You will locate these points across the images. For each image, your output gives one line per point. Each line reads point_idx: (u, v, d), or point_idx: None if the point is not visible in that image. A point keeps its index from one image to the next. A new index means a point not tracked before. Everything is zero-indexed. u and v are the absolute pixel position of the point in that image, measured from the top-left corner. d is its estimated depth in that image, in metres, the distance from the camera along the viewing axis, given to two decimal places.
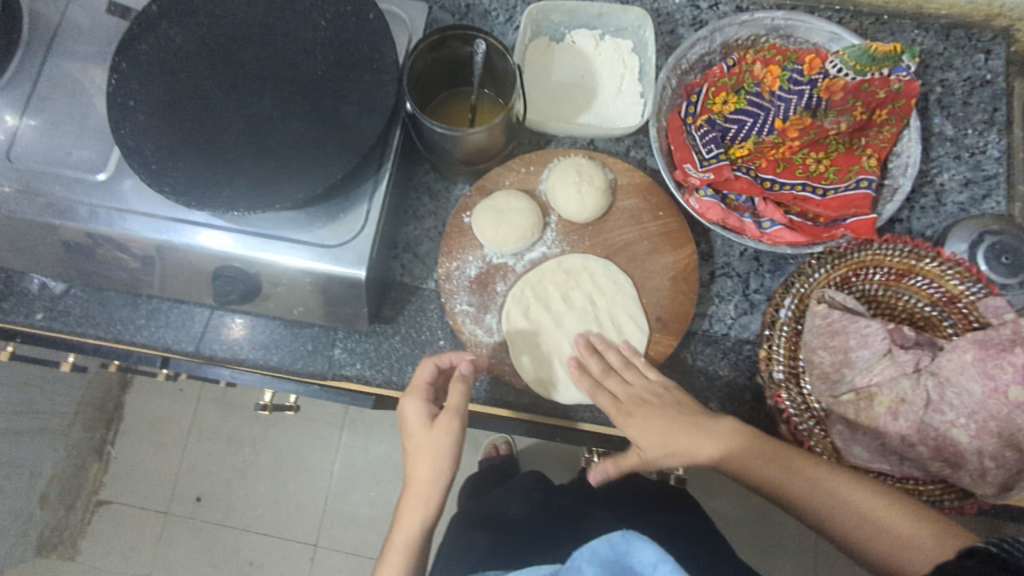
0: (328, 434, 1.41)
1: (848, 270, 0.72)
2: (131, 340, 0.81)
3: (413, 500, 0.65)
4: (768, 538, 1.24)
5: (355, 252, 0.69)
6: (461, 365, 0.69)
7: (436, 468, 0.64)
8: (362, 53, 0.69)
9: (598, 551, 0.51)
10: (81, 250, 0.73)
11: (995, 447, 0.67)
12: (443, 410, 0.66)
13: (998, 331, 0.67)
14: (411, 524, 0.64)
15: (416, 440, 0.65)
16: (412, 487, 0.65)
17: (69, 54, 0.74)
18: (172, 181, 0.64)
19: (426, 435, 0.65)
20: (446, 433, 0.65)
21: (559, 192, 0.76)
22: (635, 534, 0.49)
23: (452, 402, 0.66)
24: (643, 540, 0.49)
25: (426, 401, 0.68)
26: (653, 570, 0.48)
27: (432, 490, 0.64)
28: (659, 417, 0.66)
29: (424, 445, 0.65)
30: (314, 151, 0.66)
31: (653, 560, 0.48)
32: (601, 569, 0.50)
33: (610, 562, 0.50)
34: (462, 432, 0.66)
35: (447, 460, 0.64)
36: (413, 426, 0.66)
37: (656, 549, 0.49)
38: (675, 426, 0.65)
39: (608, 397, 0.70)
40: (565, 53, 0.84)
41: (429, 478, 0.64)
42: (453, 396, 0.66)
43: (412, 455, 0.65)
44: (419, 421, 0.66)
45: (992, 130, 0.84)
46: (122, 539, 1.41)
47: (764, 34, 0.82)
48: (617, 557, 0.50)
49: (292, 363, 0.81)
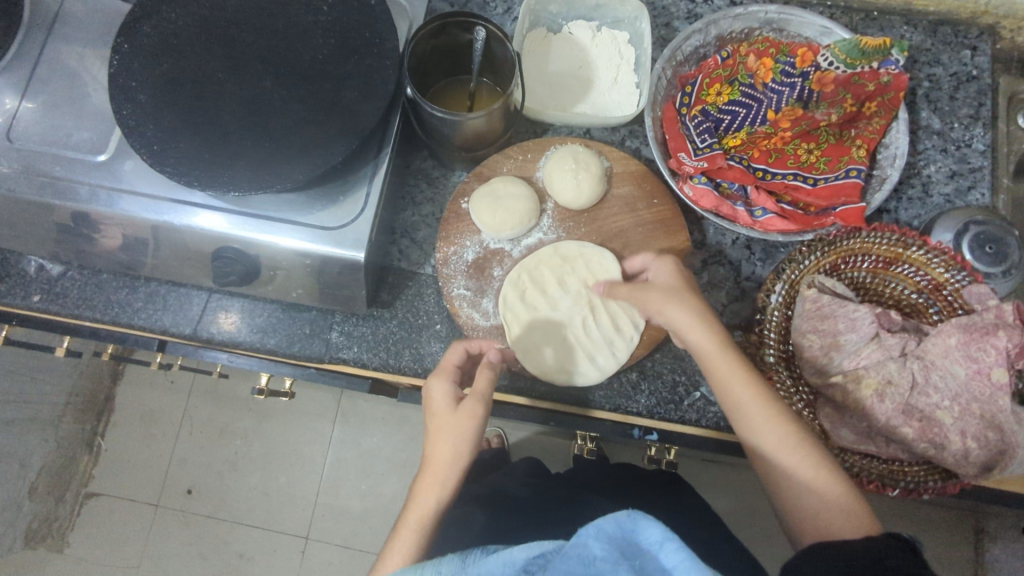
0: (320, 427, 1.41)
1: (837, 257, 0.74)
2: (128, 323, 0.82)
3: (430, 480, 0.64)
4: (754, 529, 1.25)
5: (355, 235, 0.70)
6: (490, 354, 0.70)
7: (456, 449, 0.64)
8: (362, 38, 0.70)
9: (604, 529, 0.49)
10: (81, 231, 0.73)
11: (977, 428, 0.69)
12: (470, 395, 0.67)
13: (981, 316, 0.69)
14: (424, 505, 0.63)
15: (440, 420, 0.66)
16: (429, 467, 0.65)
17: (70, 38, 0.74)
18: (173, 160, 0.64)
19: (449, 416, 0.66)
20: (470, 417, 0.66)
21: (555, 177, 0.77)
22: (643, 513, 0.48)
23: (479, 387, 0.67)
24: (651, 519, 0.48)
25: (453, 384, 0.69)
26: (659, 549, 0.47)
27: (450, 472, 0.64)
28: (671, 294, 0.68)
29: (447, 426, 0.65)
30: (316, 132, 0.66)
31: (661, 539, 0.47)
32: (608, 546, 0.48)
33: (616, 539, 0.48)
34: (485, 418, 0.67)
35: (468, 442, 0.65)
36: (437, 408, 0.67)
37: (661, 528, 0.48)
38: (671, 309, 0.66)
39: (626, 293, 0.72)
40: (562, 43, 0.85)
41: (449, 458, 0.64)
42: (480, 381, 0.68)
43: (433, 436, 0.66)
44: (445, 403, 0.67)
45: (977, 124, 0.86)
46: (111, 531, 1.40)
47: (757, 28, 0.84)
48: (624, 535, 0.48)
49: (289, 346, 0.81)
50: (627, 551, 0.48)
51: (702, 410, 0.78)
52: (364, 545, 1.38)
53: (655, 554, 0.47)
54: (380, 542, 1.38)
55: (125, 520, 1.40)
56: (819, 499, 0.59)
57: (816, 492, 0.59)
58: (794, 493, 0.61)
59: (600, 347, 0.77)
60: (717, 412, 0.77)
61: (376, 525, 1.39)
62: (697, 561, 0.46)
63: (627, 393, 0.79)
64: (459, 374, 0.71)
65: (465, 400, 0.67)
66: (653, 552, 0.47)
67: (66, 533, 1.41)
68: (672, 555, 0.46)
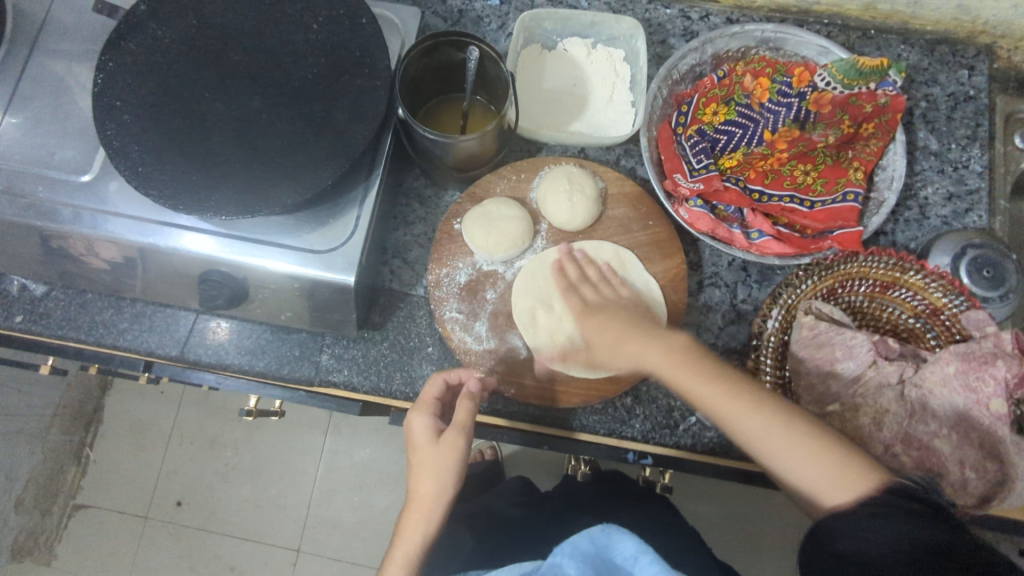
0: (312, 438, 1.40)
1: (834, 282, 0.73)
2: (113, 344, 0.80)
3: (415, 516, 0.64)
4: (747, 544, 1.24)
5: (346, 259, 0.69)
6: (470, 383, 0.69)
7: (440, 483, 0.64)
8: (354, 57, 0.69)
9: (578, 546, 0.53)
10: (65, 253, 0.71)
11: (976, 457, 0.68)
12: (450, 427, 0.67)
13: (980, 344, 0.68)
14: (410, 540, 0.63)
15: (422, 455, 0.66)
16: (414, 502, 0.65)
17: (54, 53, 0.72)
18: (158, 183, 0.63)
19: (429, 450, 0.66)
20: (451, 449, 0.65)
21: (550, 199, 0.76)
22: (616, 528, 0.52)
23: (459, 418, 0.67)
24: (623, 533, 0.52)
25: (433, 417, 0.68)
26: (633, 563, 0.51)
27: (434, 506, 0.64)
28: (615, 328, 0.68)
29: (428, 460, 0.65)
30: (305, 154, 0.65)
31: (634, 552, 0.51)
32: (581, 563, 0.52)
33: (591, 555, 0.52)
34: (467, 448, 0.66)
35: (451, 475, 0.65)
36: (418, 441, 0.67)
37: (635, 541, 0.51)
38: (628, 333, 0.66)
39: (578, 297, 0.73)
40: (556, 61, 0.84)
41: (432, 492, 0.64)
42: (460, 412, 0.67)
43: (415, 469, 0.65)
44: (426, 435, 0.67)
45: (974, 145, 0.85)
46: (99, 543, 1.38)
47: (753, 47, 0.83)
48: (597, 551, 0.52)
49: (278, 368, 0.80)
50: (601, 565, 0.52)
51: (697, 435, 0.77)
52: (356, 558, 1.37)
53: (630, 568, 0.51)
54: (372, 555, 1.37)
55: (112, 532, 1.38)
56: (817, 473, 0.56)
57: (818, 461, 0.56)
58: (795, 471, 0.57)
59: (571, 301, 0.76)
60: (712, 435, 0.77)
61: (369, 538, 1.37)
62: (666, 568, 0.49)
63: (621, 418, 0.78)
64: (439, 406, 0.70)
65: (447, 430, 0.67)
66: (627, 565, 0.51)
67: (54, 545, 1.38)
68: (645, 569, 0.50)
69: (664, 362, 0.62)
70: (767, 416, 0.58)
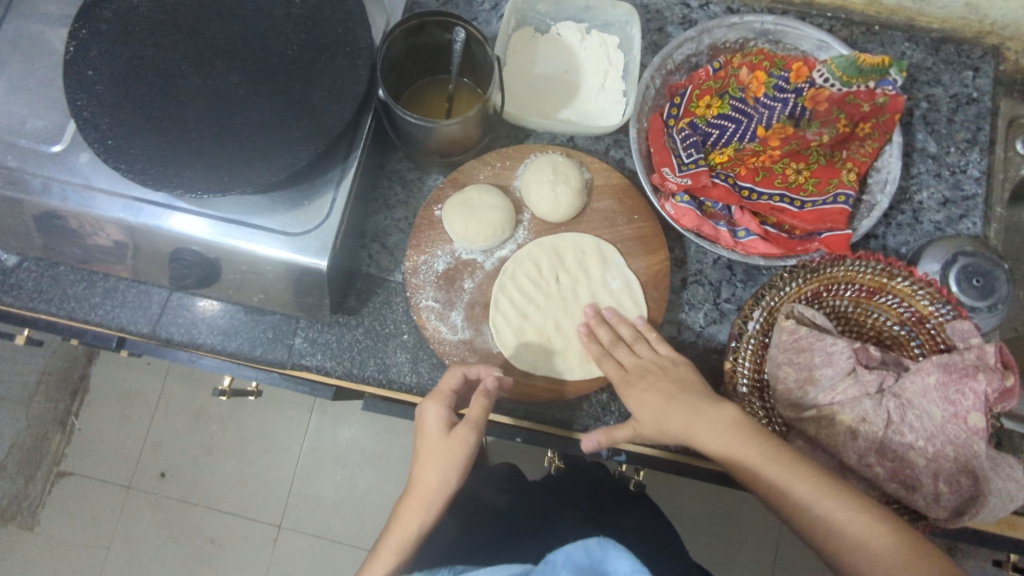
0: (296, 416, 1.39)
1: (819, 285, 0.71)
2: (84, 318, 0.79)
3: (415, 504, 0.64)
4: (723, 539, 1.25)
5: (320, 242, 0.67)
6: (488, 380, 0.67)
7: (445, 476, 0.63)
8: (336, 34, 0.67)
9: (573, 557, 0.52)
10: (39, 225, 0.70)
11: (949, 470, 0.66)
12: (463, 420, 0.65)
13: (962, 355, 0.67)
14: (406, 527, 0.63)
15: (430, 447, 0.64)
16: (415, 489, 0.64)
17: (31, 18, 0.70)
18: (125, 156, 0.61)
19: (438, 441, 0.64)
20: (461, 443, 0.64)
21: (533, 190, 0.75)
22: (613, 544, 0.51)
23: (473, 413, 0.64)
24: (620, 550, 0.51)
25: (447, 408, 0.66)
26: None
27: (435, 496, 0.63)
28: (660, 395, 0.65)
29: (437, 450, 0.64)
30: (279, 133, 0.63)
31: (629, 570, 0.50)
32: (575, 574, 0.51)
33: (584, 568, 0.51)
34: (477, 443, 0.65)
35: (456, 470, 0.63)
36: (428, 431, 0.65)
37: (631, 559, 0.50)
38: (674, 404, 0.64)
39: (614, 364, 0.70)
40: (549, 45, 0.82)
41: (437, 484, 0.63)
42: (473, 408, 0.65)
43: (422, 458, 0.64)
44: (436, 427, 0.65)
45: (974, 150, 0.83)
46: (82, 510, 1.38)
47: (752, 39, 0.81)
48: (592, 565, 0.51)
49: (251, 350, 0.78)
50: None
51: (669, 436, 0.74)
52: (336, 536, 1.37)
53: None
54: (352, 533, 1.37)
55: (94, 500, 1.38)
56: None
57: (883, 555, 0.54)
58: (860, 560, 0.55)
59: (546, 328, 0.75)
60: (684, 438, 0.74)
61: (350, 516, 1.38)
62: None
63: (595, 415, 0.76)
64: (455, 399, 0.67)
65: (459, 425, 0.65)
66: None
67: (36, 511, 1.39)
68: None
69: (710, 437, 0.61)
70: (831, 510, 0.57)
